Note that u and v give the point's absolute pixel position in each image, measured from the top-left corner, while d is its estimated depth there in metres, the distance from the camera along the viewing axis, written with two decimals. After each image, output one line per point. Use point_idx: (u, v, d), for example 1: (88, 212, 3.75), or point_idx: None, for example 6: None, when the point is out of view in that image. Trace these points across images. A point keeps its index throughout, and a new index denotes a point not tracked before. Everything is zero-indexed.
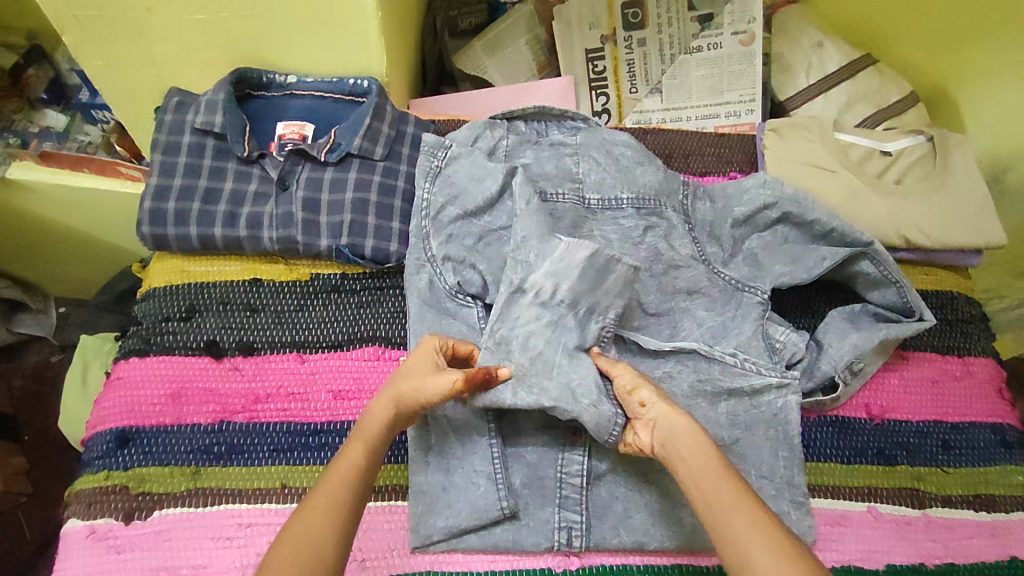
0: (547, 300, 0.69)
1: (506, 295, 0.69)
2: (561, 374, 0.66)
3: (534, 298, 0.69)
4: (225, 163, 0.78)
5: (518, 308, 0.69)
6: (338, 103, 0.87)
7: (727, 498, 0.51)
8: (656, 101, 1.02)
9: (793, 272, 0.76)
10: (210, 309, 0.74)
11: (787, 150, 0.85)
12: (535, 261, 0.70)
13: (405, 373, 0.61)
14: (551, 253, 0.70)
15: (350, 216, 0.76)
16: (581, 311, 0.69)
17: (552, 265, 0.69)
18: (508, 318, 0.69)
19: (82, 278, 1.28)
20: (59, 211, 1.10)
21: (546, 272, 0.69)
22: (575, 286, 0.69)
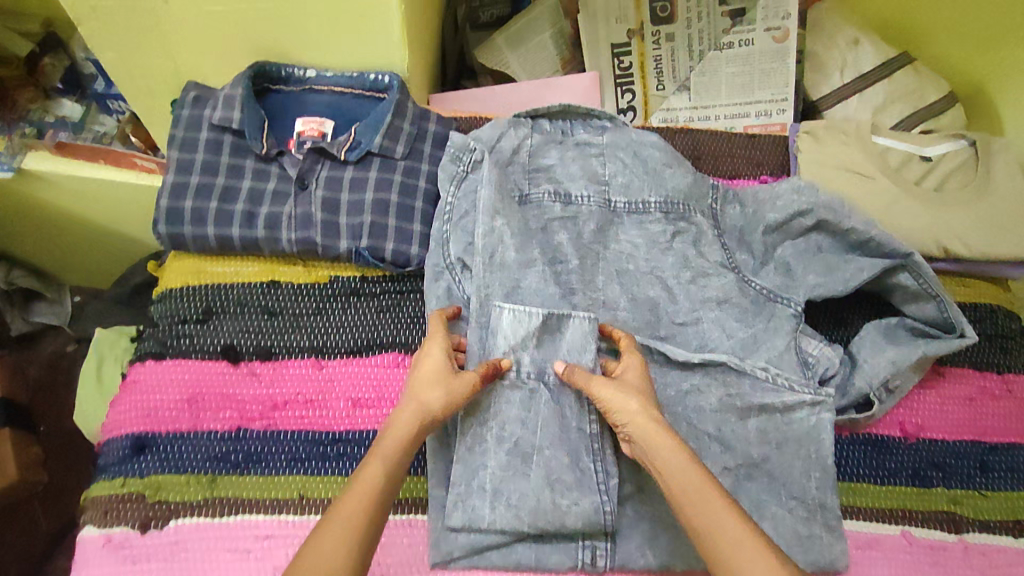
0: (514, 380, 0.66)
1: (469, 386, 0.66)
2: (542, 464, 0.64)
3: (501, 382, 0.66)
4: (242, 161, 0.76)
5: (492, 394, 0.66)
6: (359, 98, 0.84)
7: (713, 498, 0.52)
8: (683, 99, 0.99)
9: (827, 284, 0.72)
10: (228, 311, 0.72)
11: (821, 154, 0.82)
12: (491, 340, 0.68)
13: (418, 379, 0.60)
14: (500, 328, 0.68)
15: (370, 218, 0.74)
16: (552, 382, 0.67)
17: (509, 341, 0.68)
18: (483, 408, 0.66)
19: (100, 267, 1.27)
20: (72, 200, 1.08)
21: (503, 351, 0.67)
22: (535, 356, 0.68)
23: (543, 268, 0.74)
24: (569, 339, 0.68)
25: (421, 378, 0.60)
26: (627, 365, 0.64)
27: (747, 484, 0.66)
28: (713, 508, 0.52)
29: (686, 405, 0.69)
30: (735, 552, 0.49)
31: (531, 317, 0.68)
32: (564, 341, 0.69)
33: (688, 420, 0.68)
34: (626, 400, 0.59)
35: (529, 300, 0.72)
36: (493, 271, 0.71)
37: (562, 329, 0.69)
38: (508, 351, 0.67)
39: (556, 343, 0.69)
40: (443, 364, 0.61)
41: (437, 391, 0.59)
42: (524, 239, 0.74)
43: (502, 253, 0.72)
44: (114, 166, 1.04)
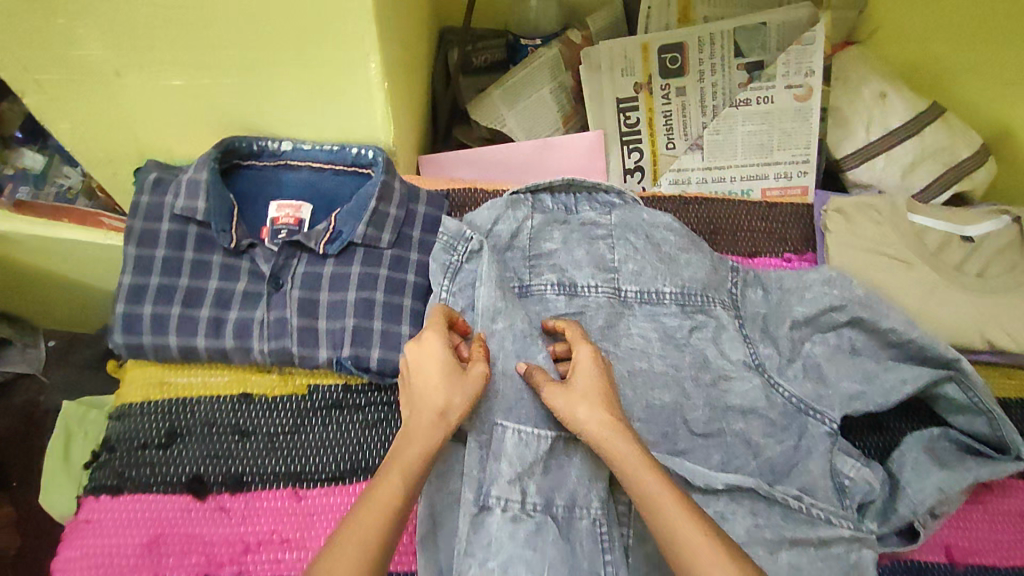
0: (519, 512, 0.60)
1: (469, 519, 0.59)
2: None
3: (503, 514, 0.59)
4: (208, 256, 0.67)
5: (489, 528, 0.59)
6: (340, 174, 0.75)
7: (666, 504, 0.52)
8: (695, 159, 0.90)
9: (861, 396, 0.65)
10: (194, 433, 0.64)
11: (852, 236, 0.74)
12: (494, 465, 0.61)
13: (427, 378, 0.57)
14: (504, 453, 0.61)
15: (353, 321, 0.66)
16: (560, 513, 0.61)
17: (513, 468, 0.61)
18: (482, 544, 0.59)
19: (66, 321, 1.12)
20: (32, 256, 0.96)
21: (508, 480, 0.60)
22: (541, 484, 0.61)
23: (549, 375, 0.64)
24: (578, 466, 0.62)
25: (427, 376, 0.57)
26: (582, 351, 0.61)
27: None
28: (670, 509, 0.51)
29: None
30: (699, 554, 0.49)
31: (540, 440, 0.62)
32: (574, 467, 0.62)
33: None
34: (581, 403, 0.57)
35: (530, 419, 0.63)
36: (495, 382, 0.63)
37: (570, 456, 0.62)
38: (514, 480, 0.60)
39: (564, 469, 0.62)
40: (449, 359, 0.58)
41: (446, 392, 0.56)
42: (524, 341, 0.65)
43: (502, 360, 0.64)
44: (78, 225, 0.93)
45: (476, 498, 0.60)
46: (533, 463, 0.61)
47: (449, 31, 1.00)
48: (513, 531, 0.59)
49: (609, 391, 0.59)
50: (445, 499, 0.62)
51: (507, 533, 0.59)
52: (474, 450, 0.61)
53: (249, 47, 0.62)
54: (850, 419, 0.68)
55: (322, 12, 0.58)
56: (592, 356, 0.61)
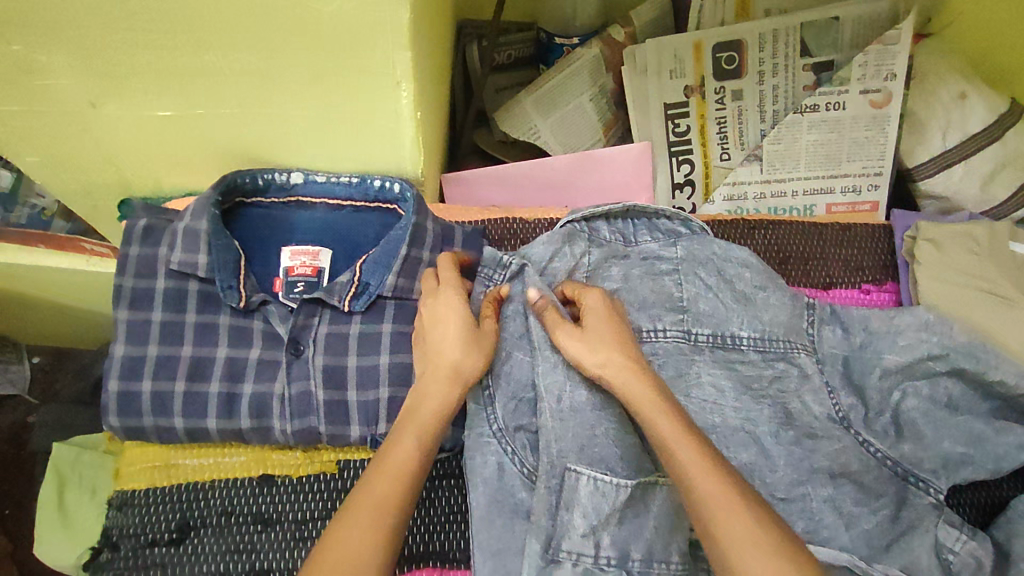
0: (592, 568, 0.53)
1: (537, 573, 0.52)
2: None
3: (575, 568, 0.53)
4: (215, 317, 0.58)
5: None
6: (361, 212, 0.65)
7: (682, 446, 0.46)
8: (753, 171, 0.80)
9: (967, 463, 0.58)
10: (209, 525, 0.56)
11: (944, 267, 0.66)
12: (565, 516, 0.54)
13: (444, 337, 0.52)
14: (576, 502, 0.54)
15: (388, 390, 0.57)
16: (637, 567, 0.54)
17: (587, 519, 0.54)
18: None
19: (45, 336, 0.98)
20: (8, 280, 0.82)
21: (582, 534, 0.53)
22: (616, 536, 0.54)
23: (616, 422, 0.57)
24: (656, 516, 0.55)
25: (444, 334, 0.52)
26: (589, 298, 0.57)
27: None
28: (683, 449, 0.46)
29: None
30: (710, 502, 0.43)
31: (618, 489, 0.54)
32: (650, 517, 0.55)
33: None
34: (592, 349, 0.54)
35: (602, 462, 0.56)
36: (565, 422, 0.56)
37: (647, 505, 0.55)
38: (588, 533, 0.53)
39: (640, 519, 0.55)
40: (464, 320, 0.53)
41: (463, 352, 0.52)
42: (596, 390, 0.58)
43: (567, 395, 0.57)
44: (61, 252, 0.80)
45: (545, 553, 0.53)
46: (610, 516, 0.54)
47: (467, 22, 0.88)
48: None
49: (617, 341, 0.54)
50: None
51: None
52: (542, 504, 0.54)
53: (254, 77, 0.52)
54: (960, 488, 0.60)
55: (346, 36, 0.48)
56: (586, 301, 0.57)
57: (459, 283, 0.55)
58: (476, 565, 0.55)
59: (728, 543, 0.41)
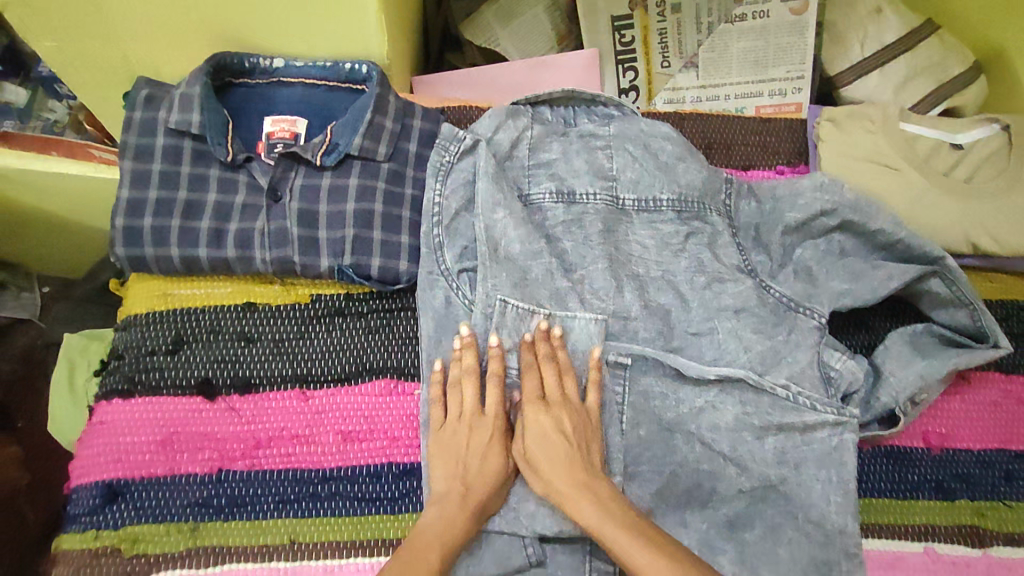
0: (518, 380, 0.65)
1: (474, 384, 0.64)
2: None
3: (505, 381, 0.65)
4: (206, 170, 0.68)
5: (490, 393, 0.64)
6: (333, 91, 0.75)
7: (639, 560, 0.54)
8: (690, 77, 0.90)
9: (855, 293, 0.67)
10: (200, 340, 0.66)
11: (844, 144, 0.75)
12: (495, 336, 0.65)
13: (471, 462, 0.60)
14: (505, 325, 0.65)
15: (353, 231, 0.67)
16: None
17: (513, 339, 0.65)
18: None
19: (67, 254, 1.07)
20: (22, 189, 0.92)
21: (507, 350, 0.65)
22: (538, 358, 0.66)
23: (550, 260, 0.68)
24: (574, 341, 0.67)
25: (474, 443, 0.60)
26: (566, 384, 0.63)
27: (763, 506, 0.64)
28: (596, 516, 0.57)
29: (700, 423, 0.66)
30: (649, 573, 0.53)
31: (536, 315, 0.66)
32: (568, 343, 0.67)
33: (701, 439, 0.65)
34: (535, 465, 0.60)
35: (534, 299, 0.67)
36: (498, 264, 0.66)
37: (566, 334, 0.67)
38: (514, 352, 0.65)
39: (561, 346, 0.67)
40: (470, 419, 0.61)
41: (478, 480, 0.59)
42: (528, 230, 0.68)
43: (503, 246, 0.67)
44: (68, 156, 0.90)
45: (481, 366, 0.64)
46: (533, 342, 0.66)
47: None
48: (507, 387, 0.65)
49: (567, 410, 0.62)
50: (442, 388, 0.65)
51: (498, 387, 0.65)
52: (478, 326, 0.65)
53: None
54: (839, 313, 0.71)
55: None
56: (562, 379, 0.64)
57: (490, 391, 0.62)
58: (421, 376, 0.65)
59: None
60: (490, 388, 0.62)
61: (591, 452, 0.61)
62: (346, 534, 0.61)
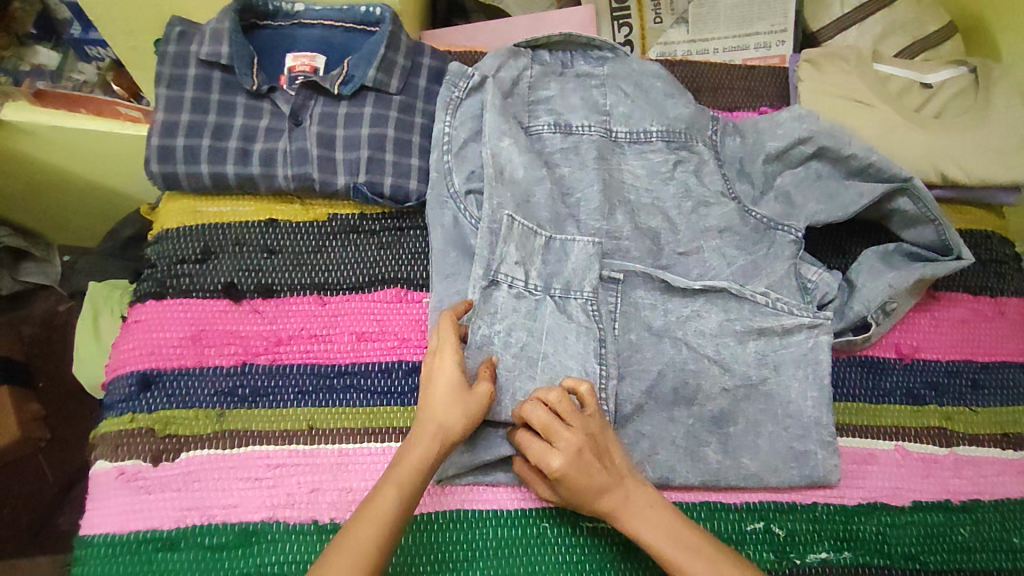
0: (523, 289, 0.68)
1: (480, 291, 0.66)
2: (546, 368, 0.66)
3: (509, 290, 0.68)
4: (233, 97, 0.74)
5: (496, 300, 0.67)
6: (349, 32, 0.81)
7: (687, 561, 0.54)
8: (681, 33, 0.97)
9: (830, 210, 0.74)
10: (226, 250, 0.71)
11: (822, 82, 0.81)
12: (502, 248, 0.68)
13: (413, 456, 0.55)
14: (510, 245, 0.68)
15: (367, 152, 0.73)
16: (558, 293, 0.69)
17: (520, 252, 0.69)
18: (490, 312, 0.67)
19: (90, 218, 1.11)
20: (52, 148, 0.95)
21: (515, 261, 0.68)
22: (541, 271, 0.69)
23: (551, 186, 0.73)
24: (573, 260, 0.70)
25: (435, 385, 0.58)
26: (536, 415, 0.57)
27: (746, 405, 0.68)
28: (650, 530, 0.56)
29: (687, 330, 0.70)
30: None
31: (537, 235, 0.70)
32: (568, 261, 0.70)
33: (689, 344, 0.70)
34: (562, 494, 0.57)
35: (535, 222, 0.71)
36: (503, 184, 0.71)
37: (566, 252, 0.70)
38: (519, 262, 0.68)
39: (562, 263, 0.70)
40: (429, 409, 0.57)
41: (450, 411, 0.57)
42: (531, 157, 0.73)
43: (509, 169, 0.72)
44: (94, 115, 0.93)
45: (487, 274, 0.67)
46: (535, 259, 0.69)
47: None
48: (511, 295, 0.68)
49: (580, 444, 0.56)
50: (452, 297, 0.68)
51: (504, 296, 0.67)
52: (486, 242, 0.68)
53: None
54: (815, 229, 0.78)
55: None
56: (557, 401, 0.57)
57: (456, 349, 0.59)
58: (433, 287, 0.70)
59: None
60: (446, 330, 0.60)
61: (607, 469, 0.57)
62: (362, 421, 0.65)
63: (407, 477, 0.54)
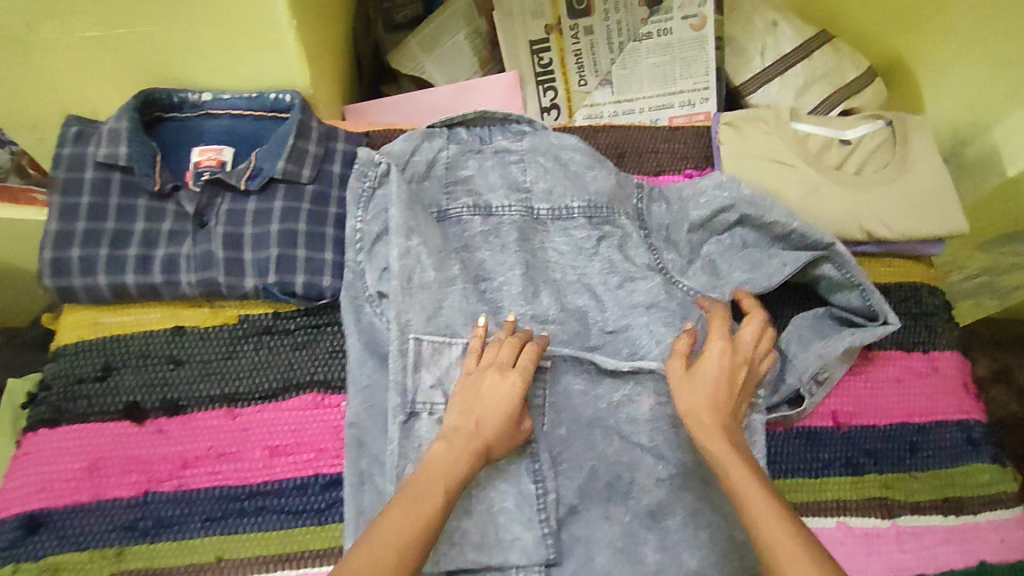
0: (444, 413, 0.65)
1: (399, 425, 0.64)
2: (482, 500, 0.62)
3: (430, 417, 0.65)
4: (134, 200, 0.71)
5: (418, 431, 0.64)
6: (259, 120, 0.79)
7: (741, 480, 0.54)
8: (605, 94, 0.96)
9: (752, 282, 0.73)
10: (128, 365, 0.68)
11: (743, 144, 0.81)
12: (415, 375, 0.66)
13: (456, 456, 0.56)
14: (425, 363, 0.66)
15: (277, 250, 0.70)
16: None
17: (434, 375, 0.66)
18: (412, 448, 0.64)
19: None
20: None
21: (430, 385, 0.66)
22: None
23: (463, 285, 0.70)
24: None
25: (493, 391, 0.60)
26: (745, 329, 0.65)
27: (684, 493, 0.65)
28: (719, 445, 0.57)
29: (619, 418, 0.68)
30: (785, 548, 0.48)
31: (451, 347, 0.67)
32: None
33: (621, 432, 0.67)
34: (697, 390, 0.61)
35: (446, 328, 0.68)
36: (410, 297, 0.67)
37: None
38: (435, 384, 0.65)
39: None
40: (470, 422, 0.58)
41: (493, 409, 0.59)
42: (441, 257, 0.70)
43: (417, 275, 0.68)
44: None
45: (403, 407, 0.64)
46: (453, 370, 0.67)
47: None
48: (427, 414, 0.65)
49: (738, 357, 0.63)
50: (370, 411, 0.66)
51: (424, 423, 0.65)
52: (400, 356, 0.65)
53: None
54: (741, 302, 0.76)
55: None
56: (761, 332, 0.66)
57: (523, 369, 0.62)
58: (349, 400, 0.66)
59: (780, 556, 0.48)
60: (506, 346, 0.63)
61: (737, 406, 0.62)
62: (273, 546, 0.62)
63: (457, 475, 0.55)
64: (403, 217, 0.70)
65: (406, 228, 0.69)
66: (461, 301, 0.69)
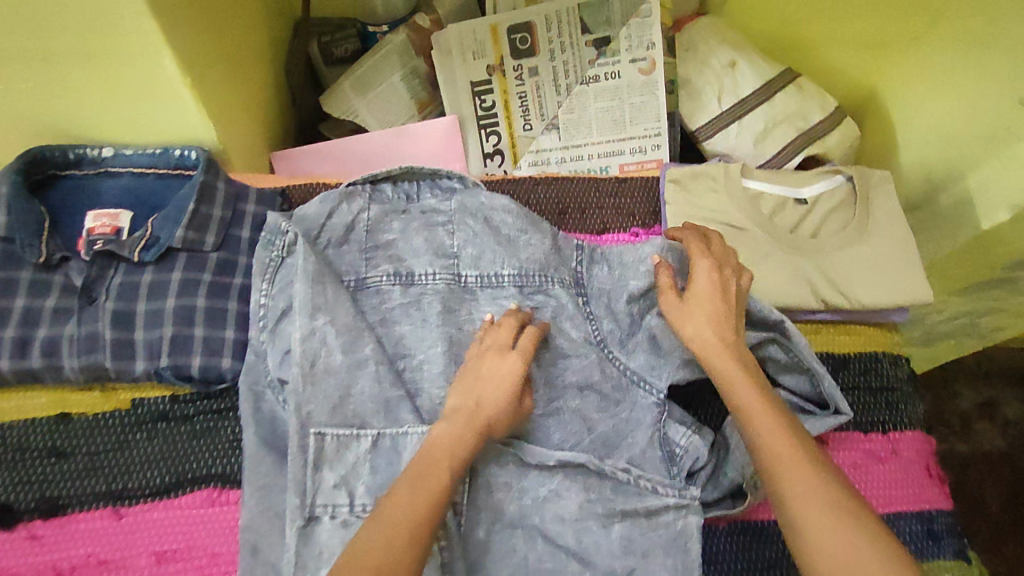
0: (348, 516, 0.58)
1: (296, 530, 0.57)
2: None
3: (332, 521, 0.58)
4: (14, 274, 0.64)
5: (319, 537, 0.57)
6: (162, 177, 0.72)
7: (762, 419, 0.54)
8: (553, 139, 0.90)
9: (691, 365, 0.67)
10: (4, 460, 0.62)
11: (689, 204, 0.75)
12: (318, 473, 0.59)
13: (454, 436, 0.54)
14: (330, 459, 0.60)
15: (171, 329, 0.64)
16: None
17: (339, 472, 0.59)
18: (313, 557, 0.57)
19: None
20: None
21: (332, 485, 0.59)
22: (370, 484, 0.60)
23: (376, 367, 0.63)
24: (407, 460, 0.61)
25: (493, 370, 0.59)
26: (692, 261, 0.65)
27: None
28: (744, 393, 0.57)
29: (545, 515, 0.61)
30: (798, 502, 0.49)
31: (358, 438, 0.61)
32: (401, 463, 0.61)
33: (546, 533, 0.61)
34: (691, 321, 0.62)
35: (355, 417, 0.62)
36: (313, 385, 0.61)
37: (398, 452, 0.61)
38: (338, 484, 0.59)
39: (395, 464, 0.61)
40: (471, 401, 0.57)
41: (494, 387, 0.58)
42: (351, 335, 0.64)
43: (323, 358, 0.62)
44: None
45: (302, 511, 0.58)
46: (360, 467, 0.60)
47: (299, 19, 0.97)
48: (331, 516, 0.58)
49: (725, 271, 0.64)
50: (267, 510, 0.60)
51: (325, 529, 0.57)
52: (300, 454, 0.59)
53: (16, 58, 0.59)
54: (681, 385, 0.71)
55: (100, 21, 0.56)
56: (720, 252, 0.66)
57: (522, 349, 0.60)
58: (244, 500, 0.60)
59: (796, 499, 0.49)
60: (506, 323, 0.63)
61: (739, 317, 0.63)
62: None
63: (463, 453, 0.54)
64: (308, 293, 0.64)
65: (312, 306, 0.63)
66: (372, 385, 0.63)
